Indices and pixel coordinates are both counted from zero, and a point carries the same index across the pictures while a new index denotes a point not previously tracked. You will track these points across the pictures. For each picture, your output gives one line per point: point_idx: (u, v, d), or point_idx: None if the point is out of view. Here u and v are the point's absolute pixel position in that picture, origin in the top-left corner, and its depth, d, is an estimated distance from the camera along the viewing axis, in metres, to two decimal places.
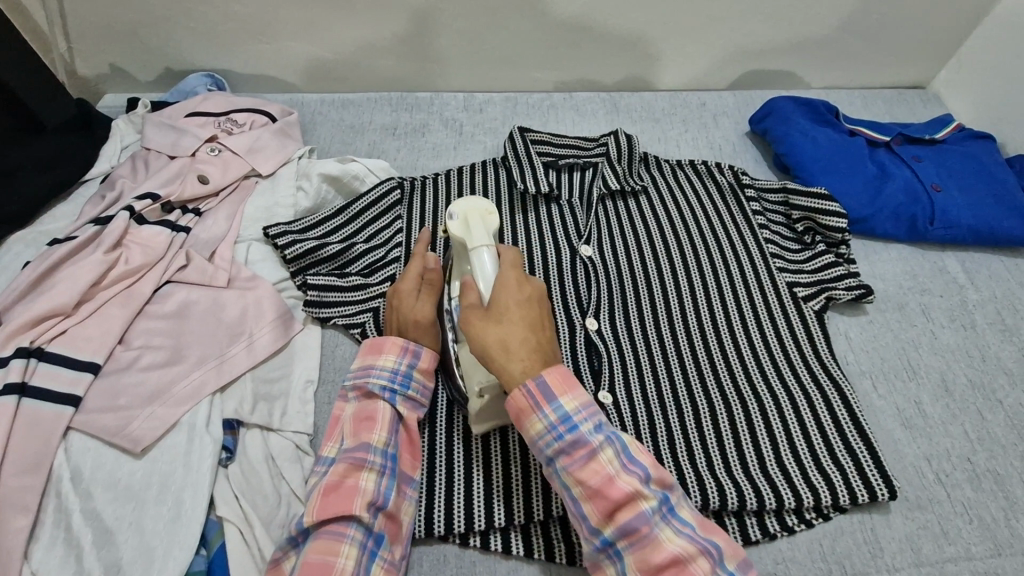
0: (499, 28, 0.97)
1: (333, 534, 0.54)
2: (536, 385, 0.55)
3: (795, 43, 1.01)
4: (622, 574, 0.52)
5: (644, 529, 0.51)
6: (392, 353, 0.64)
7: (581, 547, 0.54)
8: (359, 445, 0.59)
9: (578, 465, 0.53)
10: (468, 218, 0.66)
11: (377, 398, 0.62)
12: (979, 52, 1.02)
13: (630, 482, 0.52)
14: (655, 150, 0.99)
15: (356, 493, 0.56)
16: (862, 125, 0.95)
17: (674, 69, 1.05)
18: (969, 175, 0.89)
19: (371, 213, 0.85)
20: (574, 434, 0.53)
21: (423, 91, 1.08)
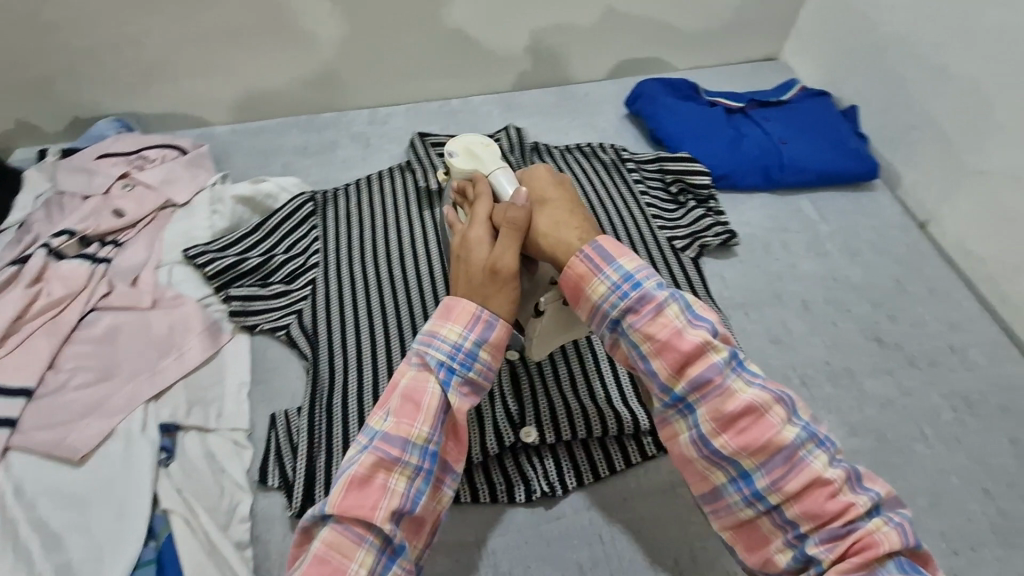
0: (387, 44, 1.07)
1: (351, 537, 0.53)
2: (592, 250, 0.58)
3: (652, 32, 1.15)
4: (756, 496, 0.53)
5: (784, 450, 0.52)
6: (455, 323, 0.58)
7: (701, 470, 0.56)
8: (396, 439, 0.55)
9: (695, 378, 0.54)
10: (472, 147, 0.72)
11: (430, 375, 0.57)
12: (808, 23, 1.17)
13: (699, 335, 0.54)
14: (546, 139, 1.10)
15: (382, 500, 0.53)
16: (720, 96, 1.07)
17: (553, 66, 1.16)
18: (812, 127, 1.03)
19: (287, 226, 0.93)
20: (649, 301, 0.56)
21: (329, 111, 1.16)
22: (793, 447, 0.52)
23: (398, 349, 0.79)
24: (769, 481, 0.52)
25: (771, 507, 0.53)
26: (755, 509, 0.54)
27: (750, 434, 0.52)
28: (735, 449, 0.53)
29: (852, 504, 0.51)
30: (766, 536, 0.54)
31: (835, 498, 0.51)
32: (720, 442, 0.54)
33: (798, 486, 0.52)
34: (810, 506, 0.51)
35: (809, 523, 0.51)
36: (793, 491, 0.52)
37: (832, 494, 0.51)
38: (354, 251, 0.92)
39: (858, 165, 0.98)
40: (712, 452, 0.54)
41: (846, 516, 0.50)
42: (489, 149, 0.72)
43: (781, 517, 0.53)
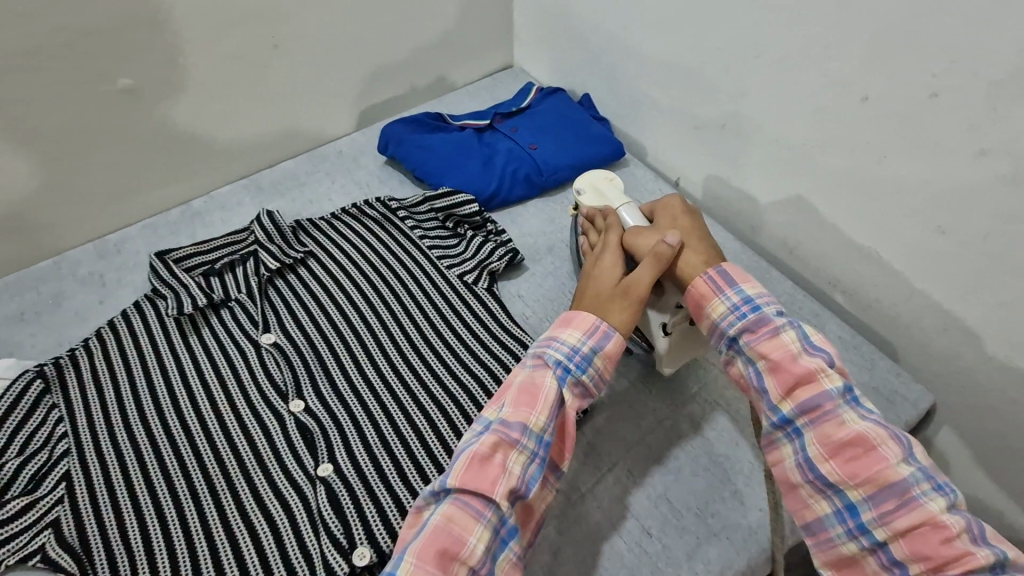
0: (80, 169, 0.92)
1: (473, 510, 0.58)
2: (717, 274, 0.68)
3: (380, 73, 1.12)
4: (861, 530, 0.58)
5: (895, 483, 0.58)
6: (578, 331, 0.67)
7: (807, 497, 0.62)
8: (518, 423, 0.62)
9: (804, 402, 0.62)
10: (596, 186, 0.82)
11: (548, 371, 0.65)
12: (523, 26, 1.23)
13: (815, 362, 0.62)
14: (309, 212, 1.02)
15: (501, 476, 0.59)
16: (466, 118, 1.08)
17: (292, 134, 1.09)
18: (555, 124, 1.07)
19: (9, 421, 0.74)
20: (764, 327, 0.64)
21: (45, 258, 0.97)
22: (907, 484, 0.57)
23: (198, 517, 0.68)
24: (876, 515, 0.58)
25: (875, 543, 0.58)
26: (858, 543, 0.59)
27: (861, 466, 0.59)
28: (842, 476, 0.59)
29: (971, 553, 0.54)
30: (869, 568, 0.59)
31: (950, 543, 0.55)
32: (827, 469, 0.60)
33: (907, 527, 0.56)
34: (920, 550, 0.56)
35: (919, 565, 0.56)
36: (902, 530, 0.57)
37: (951, 541, 0.55)
38: (112, 418, 0.76)
39: (604, 148, 1.04)
40: (820, 479, 0.60)
41: (962, 565, 0.54)
42: (611, 187, 0.82)
43: (889, 556, 0.57)
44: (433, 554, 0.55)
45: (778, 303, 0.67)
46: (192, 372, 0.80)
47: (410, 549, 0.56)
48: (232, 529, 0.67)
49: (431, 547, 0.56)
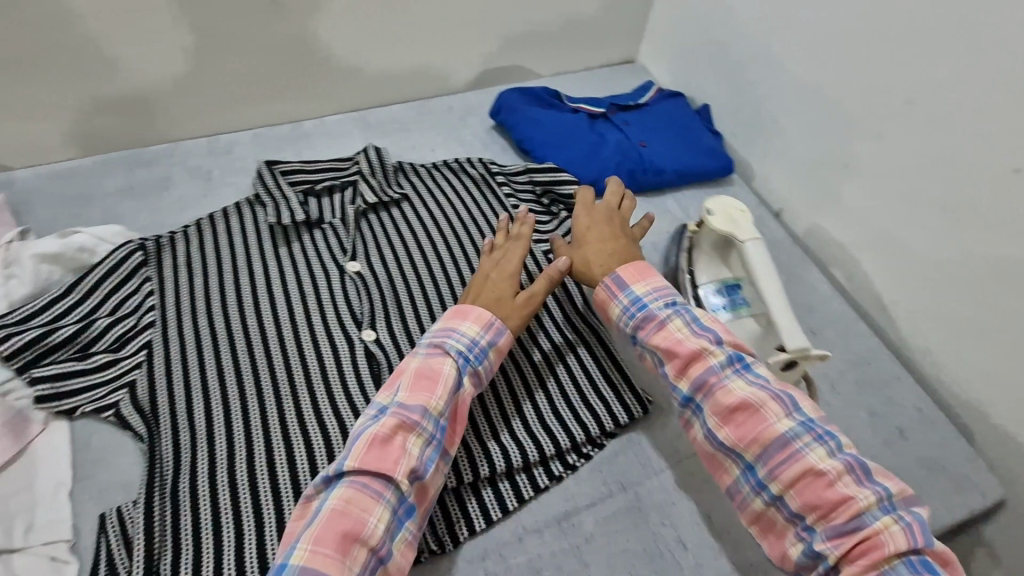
0: (213, 65, 0.95)
1: (371, 493, 0.58)
2: (611, 279, 0.73)
3: (509, 39, 1.13)
4: (761, 485, 0.61)
5: (777, 441, 0.61)
6: (475, 323, 0.69)
7: (720, 465, 0.65)
8: (416, 406, 0.62)
9: (696, 379, 0.66)
10: (730, 211, 0.77)
11: (447, 358, 0.66)
12: (658, 25, 1.20)
13: (699, 342, 0.67)
14: (409, 158, 1.04)
15: (401, 457, 0.60)
16: (581, 102, 1.07)
17: (410, 79, 1.10)
18: (668, 128, 1.05)
19: (107, 281, 0.78)
20: (652, 318, 0.70)
21: (159, 144, 1.02)
22: (787, 440, 0.61)
23: (260, 415, 0.71)
24: (768, 472, 0.61)
25: (775, 498, 0.60)
26: (763, 499, 0.61)
27: (746, 429, 0.62)
28: (735, 441, 0.63)
29: (854, 497, 0.57)
30: (779, 528, 0.61)
31: (833, 488, 0.58)
32: (725, 436, 0.63)
33: (794, 478, 0.59)
34: (809, 499, 0.59)
35: (812, 515, 0.58)
36: (790, 483, 0.59)
37: (831, 486, 0.58)
38: (197, 303, 0.79)
39: (713, 163, 1.02)
40: (721, 445, 0.64)
41: (846, 510, 0.57)
42: (748, 217, 0.77)
43: (789, 509, 0.60)
44: (331, 537, 0.55)
45: (671, 294, 0.72)
46: (277, 281, 0.83)
47: (304, 536, 0.55)
48: (289, 433, 0.70)
49: (327, 530, 0.55)
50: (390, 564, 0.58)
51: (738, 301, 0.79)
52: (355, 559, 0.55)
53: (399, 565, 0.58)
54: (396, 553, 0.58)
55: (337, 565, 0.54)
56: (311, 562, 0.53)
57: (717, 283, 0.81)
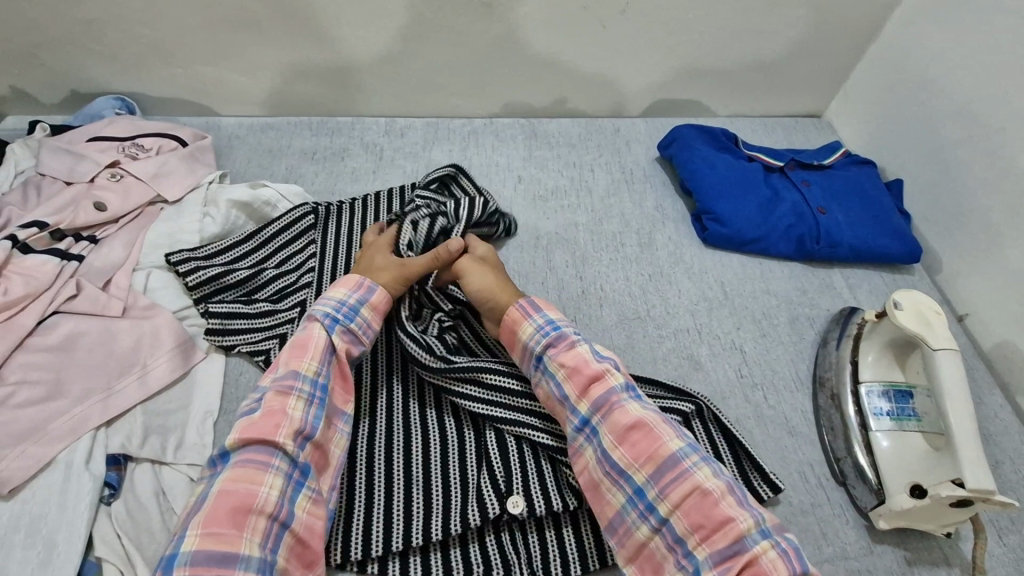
0: (411, 53, 0.99)
1: (257, 463, 0.56)
2: (525, 301, 0.69)
3: (695, 74, 1.08)
4: (649, 509, 0.57)
5: (668, 459, 0.57)
6: (341, 288, 0.69)
7: (603, 495, 0.60)
8: (286, 374, 0.62)
9: (597, 399, 0.61)
10: (922, 309, 0.69)
11: (315, 322, 0.65)
12: (861, 84, 1.10)
13: (602, 364, 0.64)
14: (567, 174, 1.03)
15: (282, 421, 0.58)
16: (759, 151, 1.01)
17: (587, 95, 1.10)
18: (852, 198, 0.96)
19: (279, 237, 0.82)
20: (565, 338, 0.66)
21: (344, 116, 1.10)
22: (677, 458, 0.57)
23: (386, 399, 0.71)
24: (657, 492, 0.57)
25: (662, 521, 0.56)
26: (649, 525, 0.57)
27: (640, 446, 0.58)
28: (628, 461, 0.58)
29: (734, 519, 0.53)
30: (660, 559, 0.56)
31: (718, 506, 0.54)
32: (618, 456, 0.59)
33: (682, 497, 0.55)
34: (694, 517, 0.55)
35: (694, 537, 0.54)
36: (677, 502, 0.55)
37: (716, 504, 0.54)
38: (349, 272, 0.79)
39: (899, 246, 0.92)
40: (613, 468, 0.59)
41: (728, 534, 0.53)
42: (943, 319, 0.68)
43: (672, 533, 0.56)
44: (222, 516, 0.52)
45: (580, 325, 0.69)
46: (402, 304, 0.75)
47: (192, 524, 0.52)
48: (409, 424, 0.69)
49: (217, 510, 0.52)
50: (295, 525, 0.56)
51: (905, 412, 0.71)
52: (253, 531, 0.53)
53: (306, 523, 0.57)
54: (301, 512, 0.57)
55: (232, 539, 0.51)
56: (205, 546, 0.50)
57: (883, 384, 0.73)
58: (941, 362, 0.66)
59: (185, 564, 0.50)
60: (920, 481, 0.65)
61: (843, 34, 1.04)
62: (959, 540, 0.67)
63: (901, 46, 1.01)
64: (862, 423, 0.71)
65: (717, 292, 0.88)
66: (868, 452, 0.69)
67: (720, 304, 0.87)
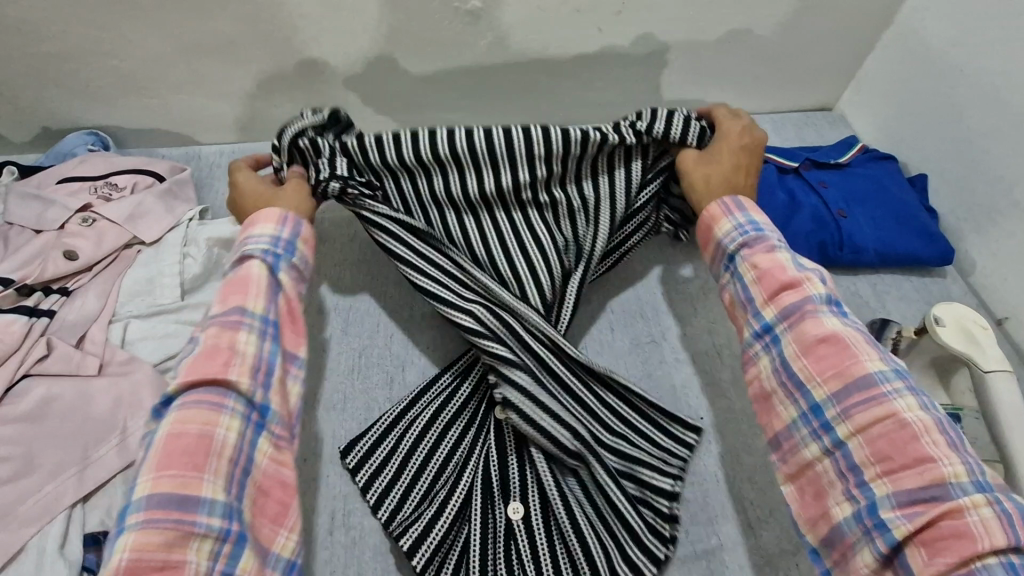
0: (396, 68, 0.94)
1: (210, 405, 0.51)
2: (729, 199, 0.67)
3: (698, 71, 1.02)
4: (825, 428, 0.54)
5: (862, 380, 0.53)
6: (268, 222, 0.62)
7: (774, 404, 0.59)
8: (234, 309, 0.56)
9: (788, 307, 0.58)
10: (966, 323, 0.63)
11: (253, 258, 0.60)
12: (874, 73, 1.04)
13: (800, 274, 0.60)
14: None
15: (234, 361, 0.53)
16: (771, 152, 0.95)
17: (585, 102, 1.05)
18: (874, 197, 0.90)
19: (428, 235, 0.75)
20: (764, 241, 0.63)
21: None
22: (873, 381, 0.53)
23: (402, 428, 0.67)
24: (840, 411, 0.54)
25: (840, 445, 0.54)
26: (820, 446, 0.55)
27: (830, 361, 0.55)
28: (810, 373, 0.56)
29: (936, 461, 0.49)
30: (825, 486, 0.55)
31: (917, 444, 0.50)
32: (799, 366, 0.57)
33: (870, 424, 0.52)
34: (881, 449, 0.51)
35: (875, 469, 0.51)
36: (863, 427, 0.52)
37: (916, 440, 0.50)
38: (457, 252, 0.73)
39: (928, 249, 0.86)
40: (791, 379, 0.57)
41: (925, 476, 0.49)
42: (990, 335, 0.63)
43: (847, 461, 0.53)
44: (178, 458, 0.48)
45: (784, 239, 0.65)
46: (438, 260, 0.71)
47: (144, 467, 0.48)
48: (423, 444, 0.66)
49: (171, 452, 0.48)
50: (256, 470, 0.52)
51: None
52: (216, 473, 0.48)
53: (268, 470, 0.53)
54: (262, 457, 0.53)
55: (191, 483, 0.47)
56: (161, 489, 0.47)
57: None
58: (998, 385, 0.60)
59: (140, 510, 0.46)
60: None
61: (854, 22, 0.98)
62: None
63: (916, 32, 0.94)
64: None
65: None
66: None
67: None
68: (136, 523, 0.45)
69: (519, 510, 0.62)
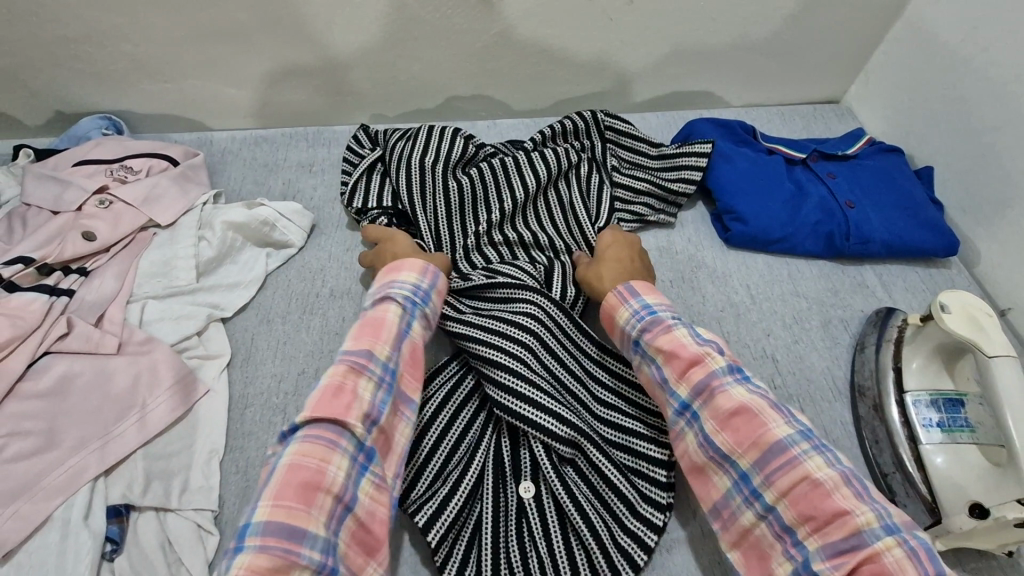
0: (408, 56, 0.95)
1: (326, 441, 0.50)
2: (623, 287, 0.67)
3: (708, 62, 1.03)
4: (754, 495, 0.53)
5: (774, 445, 0.52)
6: (412, 271, 0.66)
7: (709, 477, 0.57)
8: (364, 351, 0.57)
9: (697, 383, 0.57)
10: (972, 311, 0.64)
11: (393, 305, 0.61)
12: (882, 66, 1.05)
13: (702, 348, 0.59)
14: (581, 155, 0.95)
15: (354, 402, 0.52)
16: (780, 143, 0.95)
17: (594, 92, 1.05)
18: (881, 188, 0.91)
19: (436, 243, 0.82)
20: (661, 323, 0.62)
21: (341, 124, 1.05)
22: (784, 445, 0.52)
23: (421, 408, 0.69)
24: (764, 479, 0.52)
25: (769, 509, 0.52)
26: (754, 511, 0.53)
27: (744, 432, 0.53)
28: (732, 446, 0.54)
29: (849, 512, 0.47)
30: (767, 548, 0.52)
31: (831, 499, 0.48)
32: (720, 440, 0.55)
33: (791, 487, 0.50)
34: (803, 509, 0.49)
35: (805, 528, 0.49)
36: (785, 491, 0.50)
37: (828, 496, 0.48)
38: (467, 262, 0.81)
39: (934, 239, 0.87)
40: (716, 452, 0.55)
41: (845, 529, 0.47)
42: (996, 322, 0.64)
43: (780, 522, 0.51)
44: (291, 490, 0.46)
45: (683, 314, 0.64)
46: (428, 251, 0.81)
47: (262, 495, 0.47)
48: (440, 424, 0.67)
49: (288, 484, 0.47)
50: (358, 509, 0.50)
51: (958, 423, 0.66)
52: (320, 510, 0.47)
53: (368, 509, 0.51)
54: (364, 497, 0.51)
55: (302, 517, 0.46)
56: (276, 517, 0.45)
57: (931, 393, 0.68)
58: (1002, 369, 0.60)
59: (258, 534, 0.44)
60: (982, 500, 0.60)
61: (863, 15, 0.99)
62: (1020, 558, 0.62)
63: (925, 26, 0.95)
64: (911, 435, 0.66)
65: (742, 296, 0.83)
66: (918, 469, 0.64)
67: (748, 308, 0.82)
68: (253, 547, 0.44)
69: (530, 489, 0.63)
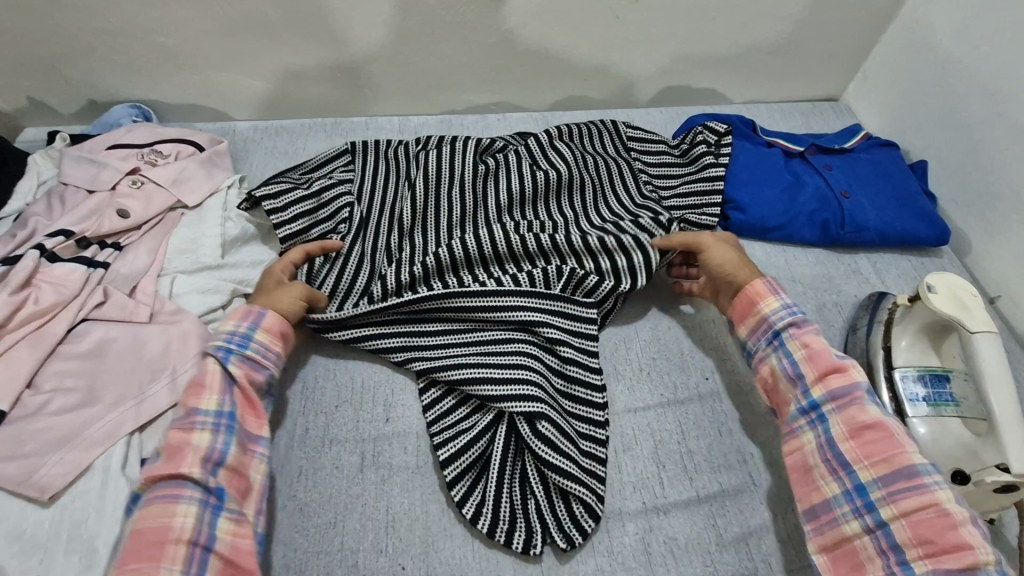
0: (424, 51, 0.99)
1: (166, 498, 0.55)
2: (774, 282, 0.71)
3: (711, 59, 1.07)
4: (869, 508, 0.57)
5: (907, 468, 0.56)
6: (231, 318, 0.66)
7: (815, 481, 0.61)
8: (191, 409, 0.60)
9: (837, 390, 0.62)
10: (957, 291, 0.68)
11: (208, 357, 0.63)
12: (880, 65, 1.08)
13: (847, 361, 0.64)
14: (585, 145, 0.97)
15: (189, 454, 0.57)
16: (779, 137, 0.99)
17: (601, 86, 1.09)
18: (876, 179, 0.94)
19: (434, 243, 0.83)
20: (810, 326, 0.67)
21: (357, 116, 1.10)
22: (917, 471, 0.56)
23: None
24: (885, 494, 0.56)
25: (880, 524, 0.56)
26: (862, 522, 0.57)
27: (876, 447, 0.58)
28: (858, 456, 0.59)
29: (971, 547, 0.51)
30: (864, 559, 0.56)
31: (954, 530, 0.53)
32: (846, 447, 0.59)
33: (914, 508, 0.55)
34: (923, 531, 0.54)
35: (917, 549, 0.54)
36: (906, 511, 0.55)
37: (954, 527, 0.53)
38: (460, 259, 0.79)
39: (925, 229, 0.90)
40: (837, 458, 0.60)
41: (960, 559, 0.51)
42: (979, 302, 0.67)
43: (888, 539, 0.55)
44: (140, 552, 0.52)
45: None
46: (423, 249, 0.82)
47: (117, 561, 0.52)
48: None
49: (135, 548, 0.52)
50: (220, 547, 0.54)
51: (943, 398, 0.70)
52: (173, 560, 0.52)
53: (230, 545, 0.55)
54: (223, 535, 0.55)
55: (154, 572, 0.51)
56: None
57: (917, 368, 0.72)
58: (982, 345, 0.64)
59: None
60: (963, 467, 0.63)
61: (860, 15, 1.02)
62: (1001, 526, 0.66)
63: (920, 26, 0.99)
64: (899, 409, 0.70)
65: None
66: None
67: None
68: None
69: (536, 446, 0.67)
